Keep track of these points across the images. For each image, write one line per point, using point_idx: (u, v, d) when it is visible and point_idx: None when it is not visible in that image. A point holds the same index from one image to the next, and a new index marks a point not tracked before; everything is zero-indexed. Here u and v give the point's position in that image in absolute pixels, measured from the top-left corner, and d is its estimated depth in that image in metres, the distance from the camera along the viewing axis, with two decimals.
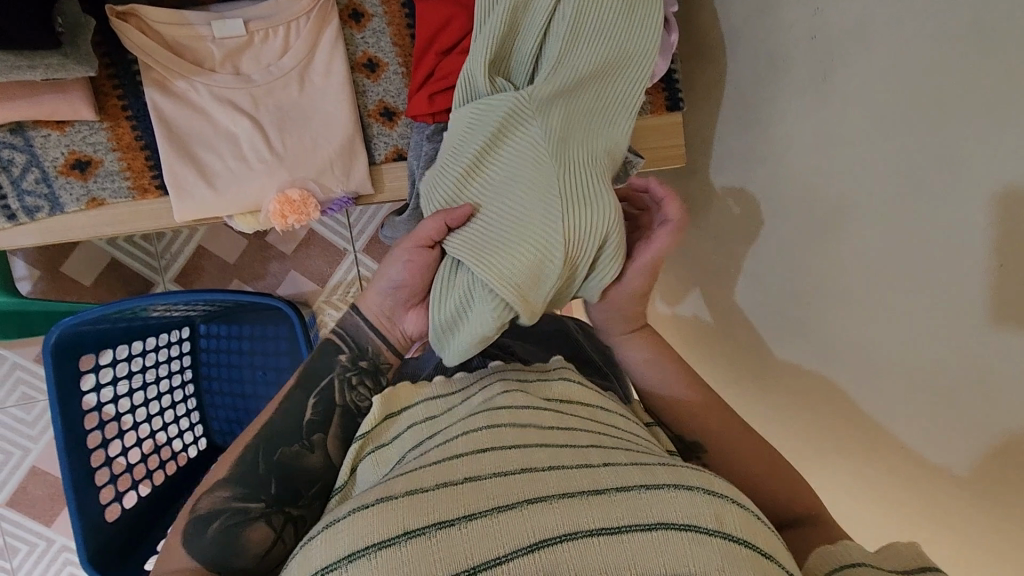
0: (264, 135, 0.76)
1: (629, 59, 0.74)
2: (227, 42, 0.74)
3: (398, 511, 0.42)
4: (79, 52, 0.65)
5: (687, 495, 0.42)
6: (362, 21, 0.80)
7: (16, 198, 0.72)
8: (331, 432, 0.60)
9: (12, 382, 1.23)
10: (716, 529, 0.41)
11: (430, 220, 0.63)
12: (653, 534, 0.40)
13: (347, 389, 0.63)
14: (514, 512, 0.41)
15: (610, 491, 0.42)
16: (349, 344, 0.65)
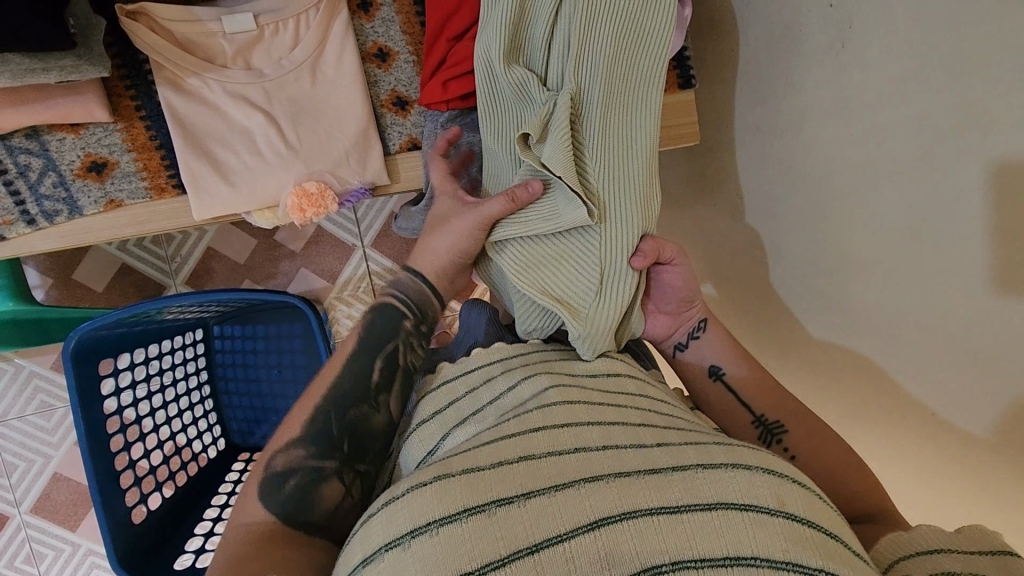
0: (279, 129, 0.75)
1: (644, 24, 0.72)
2: (237, 38, 0.73)
3: (455, 489, 0.42)
4: (92, 51, 0.65)
5: (747, 474, 0.42)
6: (371, 10, 0.80)
7: (35, 203, 0.72)
8: (395, 393, 0.63)
9: (30, 390, 1.23)
10: (778, 510, 0.41)
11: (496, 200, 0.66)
12: (715, 512, 0.40)
13: (408, 350, 0.67)
14: (573, 490, 0.41)
15: (666, 471, 0.43)
16: (410, 308, 0.68)
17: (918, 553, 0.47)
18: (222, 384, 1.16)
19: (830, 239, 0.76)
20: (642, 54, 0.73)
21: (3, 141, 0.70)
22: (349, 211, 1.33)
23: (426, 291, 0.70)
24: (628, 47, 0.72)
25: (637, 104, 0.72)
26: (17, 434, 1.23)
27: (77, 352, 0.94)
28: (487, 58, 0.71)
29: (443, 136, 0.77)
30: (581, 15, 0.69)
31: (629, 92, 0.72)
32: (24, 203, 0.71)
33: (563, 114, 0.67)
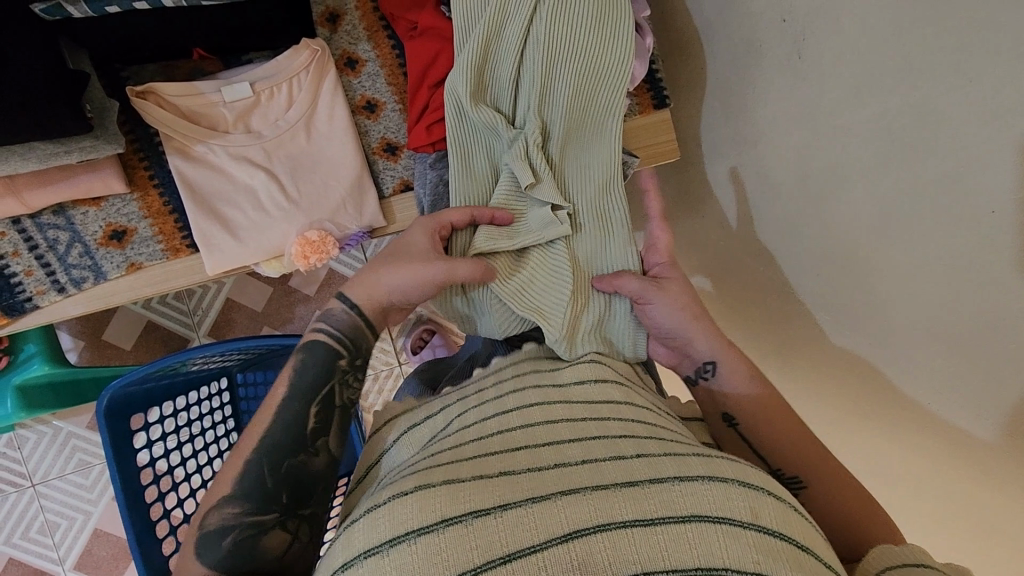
0: (280, 184, 0.81)
1: (603, 60, 0.78)
2: (237, 105, 0.79)
3: (434, 499, 0.45)
4: (108, 131, 0.72)
5: (723, 487, 0.45)
6: (357, 67, 0.86)
7: (64, 272, 0.78)
8: (332, 433, 0.62)
9: (68, 450, 1.30)
10: (752, 522, 0.43)
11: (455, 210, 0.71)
12: (688, 525, 0.42)
13: (344, 387, 0.65)
14: (546, 503, 0.44)
15: (643, 483, 0.46)
16: (343, 343, 0.65)
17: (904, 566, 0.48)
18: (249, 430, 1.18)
19: (814, 241, 0.79)
20: (603, 88, 0.79)
21: (33, 219, 0.77)
22: (358, 251, 1.39)
23: (361, 325, 0.66)
24: (588, 83, 0.78)
25: (597, 135, 0.79)
26: (57, 493, 1.29)
27: (110, 408, 1.00)
28: (456, 99, 0.77)
29: (432, 175, 0.81)
30: (543, 60, 0.76)
31: (589, 125, 0.79)
32: (54, 274, 0.78)
33: (538, 150, 0.75)
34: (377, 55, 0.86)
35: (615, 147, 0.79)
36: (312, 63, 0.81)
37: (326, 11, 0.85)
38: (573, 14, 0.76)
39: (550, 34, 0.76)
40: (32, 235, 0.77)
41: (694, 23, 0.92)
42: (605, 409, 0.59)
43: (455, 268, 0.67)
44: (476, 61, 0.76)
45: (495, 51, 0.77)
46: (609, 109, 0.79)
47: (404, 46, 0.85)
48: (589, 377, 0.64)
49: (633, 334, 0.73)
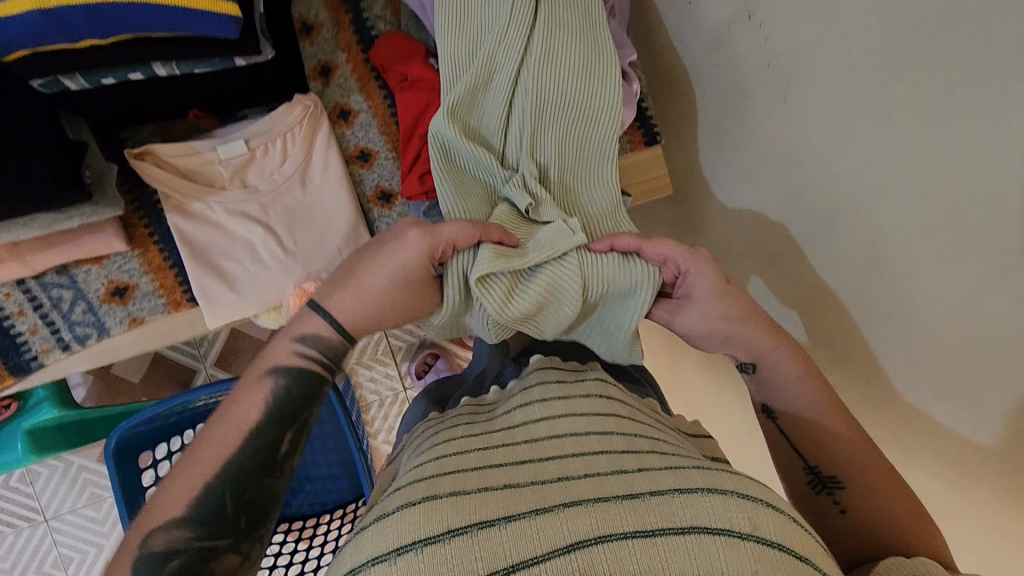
0: (277, 237, 0.83)
1: (595, 99, 0.78)
2: (232, 162, 0.81)
3: (441, 511, 0.45)
4: (106, 194, 0.73)
5: (720, 499, 0.43)
6: (350, 118, 0.88)
7: (69, 330, 0.80)
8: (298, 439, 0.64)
9: (80, 484, 1.31)
10: (750, 533, 0.41)
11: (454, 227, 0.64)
12: (688, 536, 0.41)
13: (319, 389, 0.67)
14: (552, 515, 0.43)
15: (644, 496, 0.44)
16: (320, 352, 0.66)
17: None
18: None
19: (807, 280, 0.79)
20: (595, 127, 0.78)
21: (38, 280, 0.78)
22: None
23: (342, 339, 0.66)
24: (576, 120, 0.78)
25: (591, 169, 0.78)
26: (70, 527, 1.31)
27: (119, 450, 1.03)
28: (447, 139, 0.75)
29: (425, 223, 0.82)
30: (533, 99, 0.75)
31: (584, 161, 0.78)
32: (59, 331, 0.79)
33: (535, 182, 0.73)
34: (369, 105, 0.88)
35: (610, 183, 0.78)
36: (305, 117, 0.83)
37: (318, 65, 0.87)
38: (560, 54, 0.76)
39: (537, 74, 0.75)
40: (37, 295, 0.78)
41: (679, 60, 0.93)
42: (607, 424, 0.59)
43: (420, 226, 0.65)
44: (464, 103, 0.75)
45: (485, 92, 0.76)
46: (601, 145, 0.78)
47: (394, 96, 0.87)
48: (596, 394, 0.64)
49: (630, 345, 0.74)
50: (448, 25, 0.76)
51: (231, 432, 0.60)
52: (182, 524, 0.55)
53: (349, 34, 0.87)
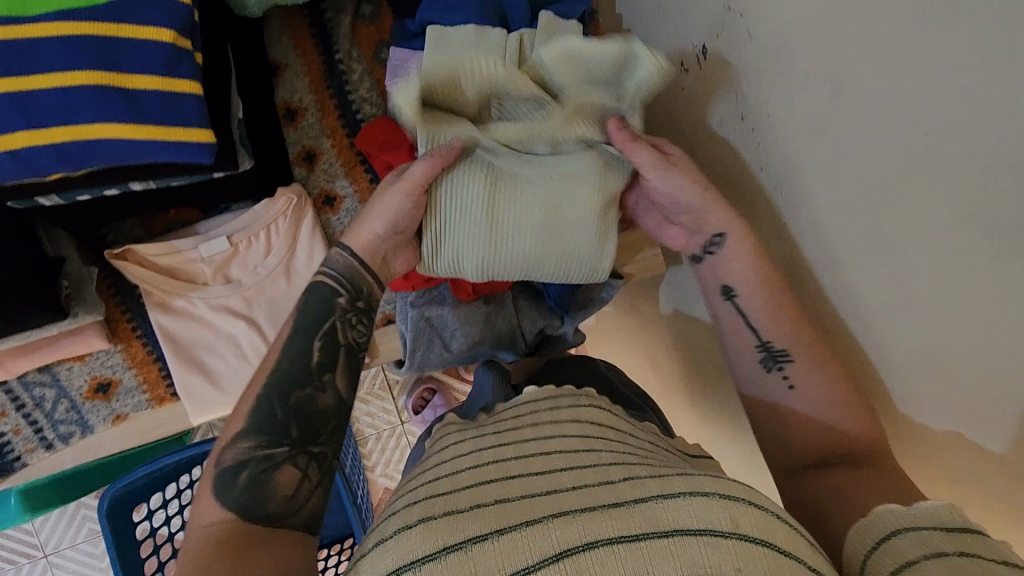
0: (261, 332, 0.82)
1: (579, 188, 0.68)
2: (215, 259, 0.79)
3: (436, 529, 0.44)
4: (86, 301, 0.72)
5: (702, 500, 0.42)
6: (336, 204, 0.86)
7: (52, 429, 0.79)
8: (338, 371, 0.63)
9: (79, 520, 1.30)
10: (731, 532, 0.40)
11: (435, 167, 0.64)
12: (671, 539, 0.40)
13: (347, 328, 0.66)
14: (539, 526, 0.42)
15: (629, 502, 0.43)
16: (343, 284, 0.66)
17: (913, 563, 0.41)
18: None
19: None
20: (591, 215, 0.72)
21: (19, 379, 0.78)
22: None
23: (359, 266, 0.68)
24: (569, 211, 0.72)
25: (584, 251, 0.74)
26: (69, 562, 1.30)
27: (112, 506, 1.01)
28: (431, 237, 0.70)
29: (414, 314, 0.84)
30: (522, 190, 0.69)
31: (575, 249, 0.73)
32: (42, 430, 0.79)
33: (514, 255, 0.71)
34: (355, 190, 0.86)
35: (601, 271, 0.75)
36: (289, 209, 0.81)
37: (303, 151, 0.85)
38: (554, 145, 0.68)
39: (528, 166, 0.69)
40: (19, 395, 0.78)
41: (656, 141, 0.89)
42: (597, 443, 0.58)
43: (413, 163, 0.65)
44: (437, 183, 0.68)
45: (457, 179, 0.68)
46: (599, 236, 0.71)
47: (381, 181, 0.84)
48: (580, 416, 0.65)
49: None
50: (431, 111, 0.68)
51: (236, 418, 0.57)
52: (242, 436, 0.55)
53: (334, 118, 0.85)
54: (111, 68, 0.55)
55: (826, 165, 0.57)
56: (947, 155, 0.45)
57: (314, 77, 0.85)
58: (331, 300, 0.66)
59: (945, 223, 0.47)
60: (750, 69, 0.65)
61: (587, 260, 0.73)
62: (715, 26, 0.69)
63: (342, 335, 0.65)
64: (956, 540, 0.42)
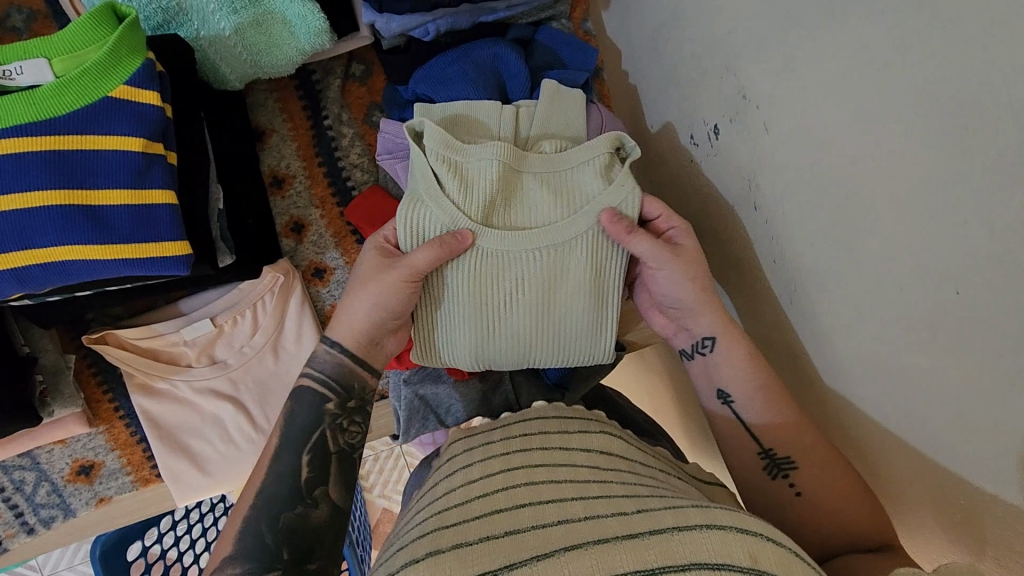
0: (248, 413, 0.79)
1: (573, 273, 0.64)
2: (198, 340, 0.76)
3: (445, 562, 0.43)
4: (62, 394, 0.70)
5: (721, 534, 0.41)
6: (325, 276, 0.82)
7: (33, 512, 0.77)
8: (331, 481, 0.59)
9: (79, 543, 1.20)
10: (751, 567, 0.38)
11: (439, 253, 0.60)
12: (687, 574, 0.38)
13: (339, 433, 0.61)
14: (551, 560, 0.41)
15: (643, 534, 0.42)
16: (335, 389, 0.62)
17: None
18: None
19: None
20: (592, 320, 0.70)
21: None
22: None
23: (351, 364, 0.63)
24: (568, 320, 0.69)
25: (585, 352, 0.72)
26: None
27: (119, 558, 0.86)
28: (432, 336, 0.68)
29: (407, 393, 0.83)
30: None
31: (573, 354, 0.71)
32: (23, 514, 0.77)
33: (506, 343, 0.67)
34: (346, 261, 0.82)
35: (604, 354, 0.70)
36: (275, 286, 0.77)
37: (289, 221, 0.80)
38: (564, 253, 0.64)
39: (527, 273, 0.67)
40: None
41: (663, 207, 0.84)
42: (610, 474, 0.55)
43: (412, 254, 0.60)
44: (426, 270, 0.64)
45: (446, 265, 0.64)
46: (598, 334, 0.68)
47: None
48: (597, 446, 0.61)
49: None
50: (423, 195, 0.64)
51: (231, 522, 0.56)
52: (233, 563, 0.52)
53: (324, 187, 0.80)
54: (76, 185, 0.51)
55: (836, 288, 0.53)
56: (958, 315, 0.42)
57: (302, 143, 0.80)
58: (318, 408, 0.61)
59: (943, 386, 0.44)
60: (764, 166, 0.60)
61: (584, 343, 0.69)
62: (728, 109, 0.64)
63: (334, 443, 0.61)
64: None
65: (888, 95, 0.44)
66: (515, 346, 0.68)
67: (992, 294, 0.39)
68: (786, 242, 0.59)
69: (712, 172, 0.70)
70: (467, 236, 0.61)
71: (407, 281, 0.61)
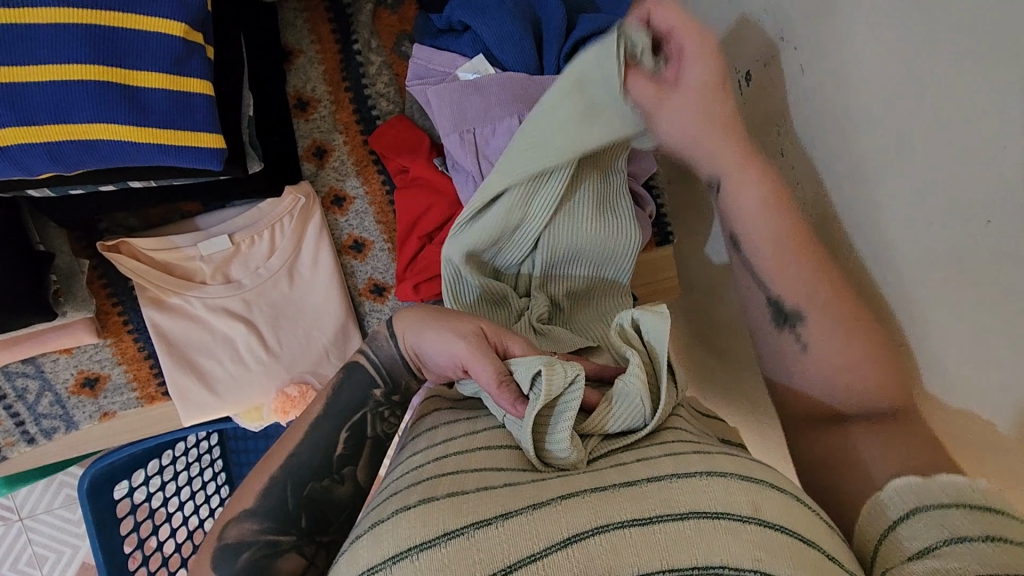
0: (260, 336, 0.79)
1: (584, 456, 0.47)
2: (214, 257, 0.76)
3: (437, 512, 0.40)
4: (76, 296, 0.69)
5: (722, 482, 0.40)
6: (344, 205, 0.81)
7: (34, 422, 0.76)
8: (361, 465, 0.55)
9: (56, 485, 1.17)
10: (752, 516, 0.38)
11: (488, 371, 0.51)
12: (687, 523, 0.37)
13: (377, 421, 0.58)
14: (548, 508, 0.39)
15: (642, 482, 0.41)
16: (383, 377, 0.59)
17: (940, 545, 0.37)
18: (237, 469, 1.00)
19: None
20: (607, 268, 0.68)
21: (2, 368, 0.74)
22: None
23: (401, 365, 0.59)
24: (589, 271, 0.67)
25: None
26: (46, 527, 1.17)
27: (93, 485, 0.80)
28: (453, 262, 0.64)
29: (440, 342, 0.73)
30: (547, 237, 0.65)
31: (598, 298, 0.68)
32: (24, 424, 0.76)
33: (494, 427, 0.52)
34: (366, 192, 0.81)
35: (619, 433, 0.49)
36: (296, 208, 0.77)
37: (312, 145, 0.79)
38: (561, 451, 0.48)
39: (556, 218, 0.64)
40: (2, 386, 0.74)
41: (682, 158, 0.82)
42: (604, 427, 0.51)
43: (470, 360, 0.52)
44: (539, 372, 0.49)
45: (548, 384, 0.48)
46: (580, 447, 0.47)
47: (394, 186, 0.80)
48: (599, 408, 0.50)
49: None
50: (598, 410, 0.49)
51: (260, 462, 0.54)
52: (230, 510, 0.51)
53: (349, 113, 0.80)
54: (115, 63, 0.50)
55: None
56: None
57: (330, 67, 0.79)
58: (357, 376, 0.59)
59: None
60: None
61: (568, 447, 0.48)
62: None
63: (370, 428, 0.57)
64: (975, 519, 0.37)
65: None
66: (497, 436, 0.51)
67: None
68: None
69: None
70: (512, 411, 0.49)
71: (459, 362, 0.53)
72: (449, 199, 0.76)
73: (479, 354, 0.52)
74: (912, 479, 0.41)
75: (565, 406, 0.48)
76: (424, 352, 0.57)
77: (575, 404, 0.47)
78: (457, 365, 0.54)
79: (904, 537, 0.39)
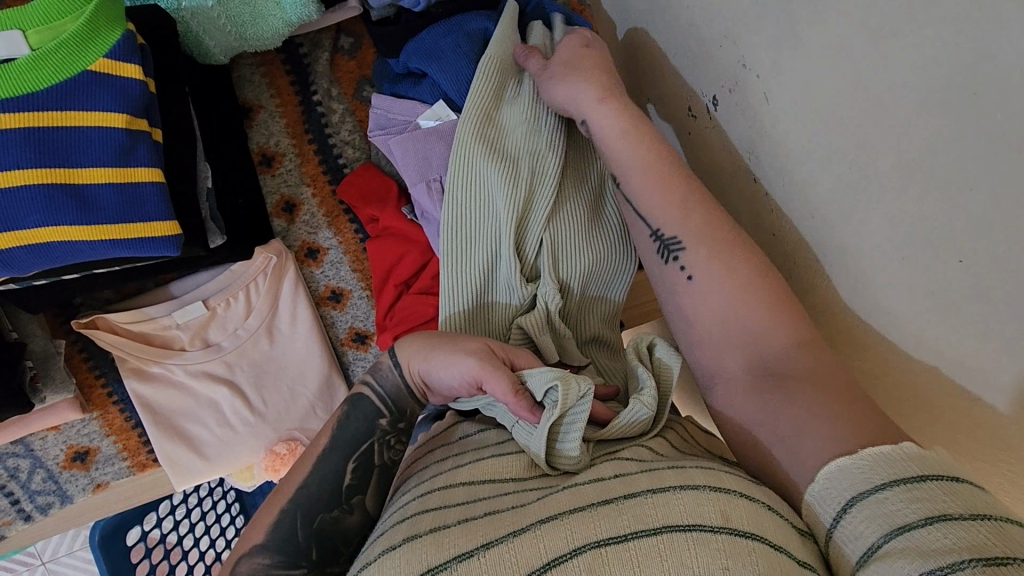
0: (243, 397, 0.79)
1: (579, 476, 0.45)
2: (191, 324, 0.75)
3: (420, 548, 0.39)
4: (53, 380, 0.69)
5: (694, 494, 0.39)
6: (318, 257, 0.80)
7: (29, 499, 0.77)
8: (370, 492, 0.53)
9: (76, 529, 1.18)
10: (721, 526, 0.37)
11: (503, 381, 0.50)
12: (659, 537, 0.36)
13: (385, 448, 0.55)
14: (528, 534, 0.38)
15: (617, 499, 0.40)
16: (388, 406, 0.55)
17: (884, 541, 0.35)
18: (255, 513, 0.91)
19: None
20: (607, 283, 0.65)
21: None
22: None
23: (406, 389, 0.56)
24: (585, 274, 0.63)
25: (605, 355, 0.63)
26: (72, 571, 1.19)
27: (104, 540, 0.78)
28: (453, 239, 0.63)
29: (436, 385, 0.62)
30: (547, 235, 0.62)
31: (597, 314, 0.65)
32: (19, 502, 0.76)
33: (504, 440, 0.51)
34: (339, 241, 0.80)
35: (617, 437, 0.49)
36: (268, 267, 0.76)
37: (281, 200, 0.78)
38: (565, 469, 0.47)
39: (548, 229, 0.62)
40: None
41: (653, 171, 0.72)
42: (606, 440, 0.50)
43: (484, 375, 0.50)
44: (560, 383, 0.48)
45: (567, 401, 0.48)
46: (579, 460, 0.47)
47: (368, 237, 0.78)
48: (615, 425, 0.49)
49: None
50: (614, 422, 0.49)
51: None
52: None
53: (315, 164, 0.78)
54: (57, 163, 0.49)
55: (838, 259, 0.50)
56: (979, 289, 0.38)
57: (291, 119, 0.77)
58: None
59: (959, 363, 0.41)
60: (764, 137, 0.54)
61: (563, 463, 0.47)
62: (727, 79, 0.56)
63: (378, 456, 0.54)
64: (910, 500, 0.35)
65: (901, 60, 0.39)
66: (499, 453, 0.49)
67: (1000, 261, 0.37)
68: (782, 208, 0.55)
69: (703, 144, 0.63)
70: (529, 416, 0.49)
71: (471, 374, 0.51)
72: (423, 246, 0.75)
73: (492, 366, 0.51)
74: (839, 460, 0.39)
75: (580, 420, 0.47)
76: (432, 372, 0.54)
77: (582, 416, 0.47)
78: (467, 378, 0.52)
79: (849, 532, 0.37)
